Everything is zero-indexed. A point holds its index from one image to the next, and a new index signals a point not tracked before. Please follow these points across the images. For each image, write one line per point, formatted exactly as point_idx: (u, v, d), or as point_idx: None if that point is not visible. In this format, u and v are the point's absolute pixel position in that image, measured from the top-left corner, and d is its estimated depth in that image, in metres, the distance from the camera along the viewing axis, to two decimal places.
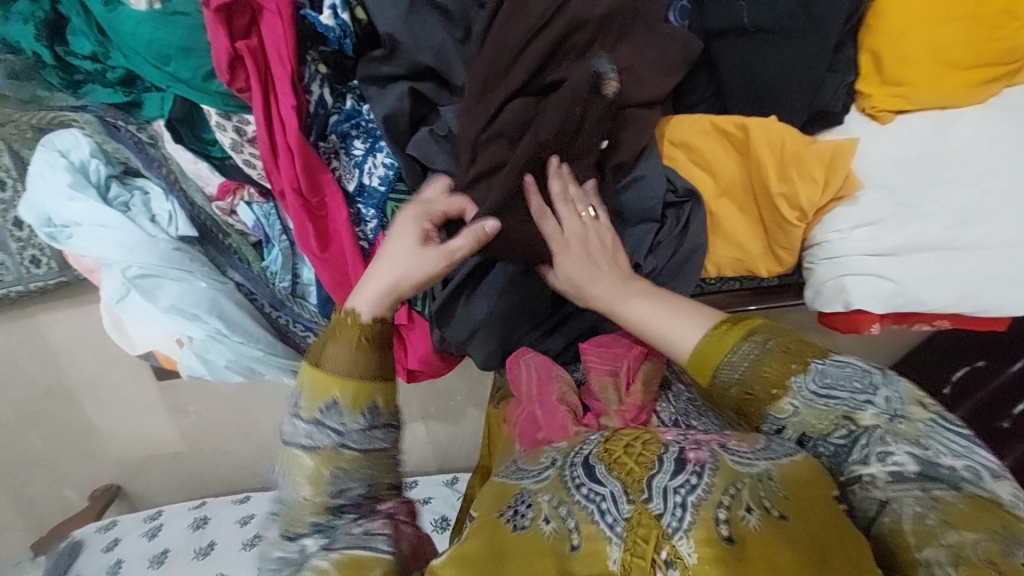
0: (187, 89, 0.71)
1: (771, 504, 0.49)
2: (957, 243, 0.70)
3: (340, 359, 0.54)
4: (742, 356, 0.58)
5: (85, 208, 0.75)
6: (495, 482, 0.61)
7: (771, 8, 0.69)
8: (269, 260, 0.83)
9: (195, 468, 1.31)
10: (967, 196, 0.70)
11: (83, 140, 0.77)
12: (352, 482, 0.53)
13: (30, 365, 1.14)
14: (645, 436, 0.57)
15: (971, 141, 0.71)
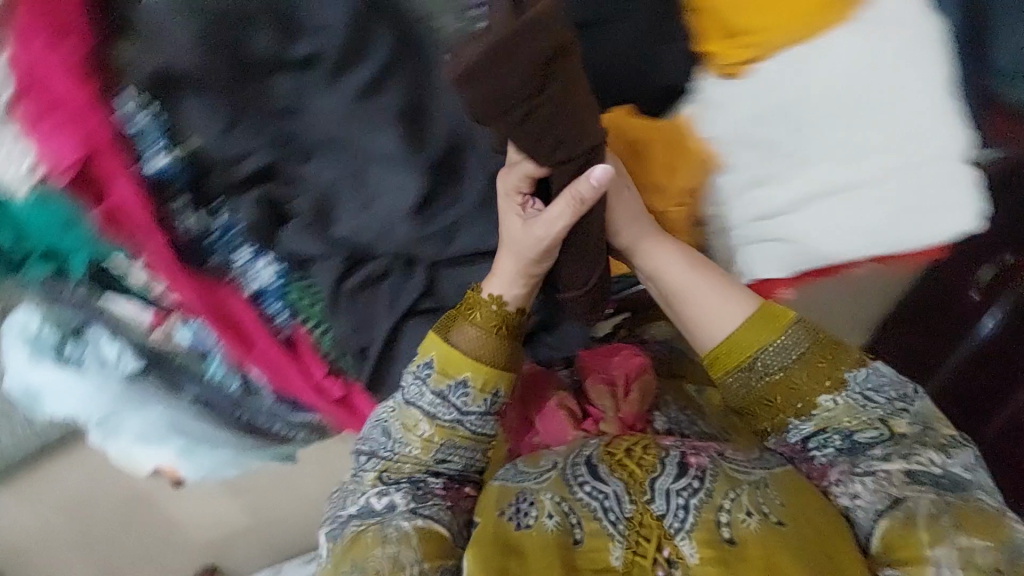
0: (85, 257, 0.70)
1: (769, 512, 0.50)
2: (847, 182, 0.69)
3: (469, 339, 0.60)
4: (783, 350, 0.56)
5: (46, 377, 0.79)
6: (492, 485, 0.57)
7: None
8: (213, 369, 0.80)
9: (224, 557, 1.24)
10: (831, 138, 0.69)
11: (34, 315, 0.77)
12: (456, 458, 0.61)
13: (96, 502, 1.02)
14: (645, 441, 0.56)
15: (845, 71, 0.67)
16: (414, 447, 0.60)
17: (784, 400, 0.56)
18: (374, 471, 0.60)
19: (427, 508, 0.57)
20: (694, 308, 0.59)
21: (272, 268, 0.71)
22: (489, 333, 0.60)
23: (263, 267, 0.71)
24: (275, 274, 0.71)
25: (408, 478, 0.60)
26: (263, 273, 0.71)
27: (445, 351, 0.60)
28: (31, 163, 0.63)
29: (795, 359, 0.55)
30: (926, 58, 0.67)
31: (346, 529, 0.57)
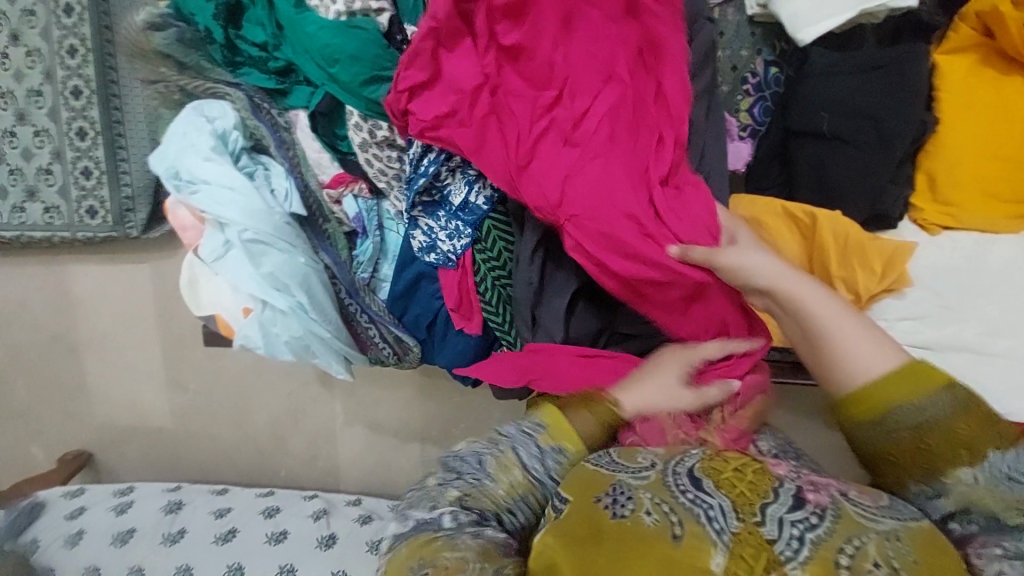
0: (339, 89, 0.80)
1: (901, 566, 0.50)
2: (990, 348, 0.78)
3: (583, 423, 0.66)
4: (941, 404, 0.59)
5: (218, 170, 0.81)
6: (584, 467, 0.60)
7: (856, 56, 0.80)
8: (359, 250, 0.91)
9: (89, 413, 1.60)
10: (998, 307, 0.79)
11: (230, 112, 0.83)
12: (523, 517, 0.60)
13: (263, 443, 1.60)
14: (752, 464, 0.59)
15: (1006, 262, 0.79)
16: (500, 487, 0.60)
17: (918, 454, 0.59)
18: (457, 489, 0.59)
19: (490, 533, 0.56)
20: (848, 342, 0.64)
21: (492, 187, 0.86)
22: (599, 424, 0.66)
23: (487, 184, 0.85)
24: (491, 194, 0.86)
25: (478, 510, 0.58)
26: (483, 189, 0.86)
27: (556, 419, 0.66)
28: None
29: (935, 421, 0.59)
30: None
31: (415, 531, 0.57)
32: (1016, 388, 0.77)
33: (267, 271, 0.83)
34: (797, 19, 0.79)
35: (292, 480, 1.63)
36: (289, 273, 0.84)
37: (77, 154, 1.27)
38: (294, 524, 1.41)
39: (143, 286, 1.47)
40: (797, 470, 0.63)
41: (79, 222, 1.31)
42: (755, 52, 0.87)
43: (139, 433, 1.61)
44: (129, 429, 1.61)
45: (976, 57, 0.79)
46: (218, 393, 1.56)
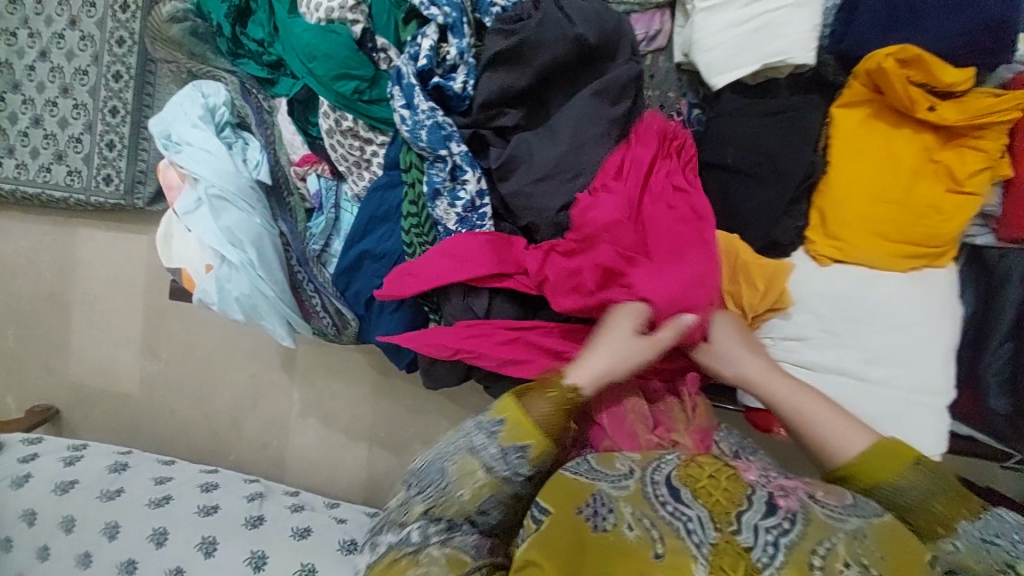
0: (315, 83, 0.93)
1: (869, 563, 0.58)
2: (869, 375, 0.84)
3: (540, 412, 0.72)
4: (918, 485, 0.65)
5: (200, 135, 0.95)
6: (567, 475, 0.68)
7: (761, 103, 0.91)
8: (313, 224, 1.02)
9: (65, 370, 1.70)
10: (881, 338, 0.84)
11: (223, 92, 0.99)
12: (491, 512, 0.71)
13: (219, 422, 1.66)
14: (726, 471, 0.67)
15: (891, 298, 0.85)
16: (464, 491, 0.70)
17: (923, 523, 0.65)
18: (424, 503, 0.70)
19: (457, 543, 0.68)
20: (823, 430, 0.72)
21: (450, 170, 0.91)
22: (556, 410, 0.72)
23: (441, 169, 0.91)
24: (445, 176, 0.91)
25: (447, 519, 0.69)
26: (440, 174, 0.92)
27: (517, 421, 0.71)
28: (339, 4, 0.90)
29: (912, 499, 0.65)
30: (918, 312, 0.85)
31: (388, 546, 0.68)
32: (886, 415, 0.83)
33: (224, 224, 0.94)
34: (711, 66, 0.91)
35: (241, 463, 1.67)
36: (245, 230, 0.96)
37: (107, 128, 1.45)
38: (229, 501, 1.44)
39: (139, 255, 1.60)
40: (768, 473, 0.70)
41: (95, 188, 1.47)
42: (680, 95, 0.99)
43: (106, 395, 1.69)
44: (97, 391, 1.69)
45: (869, 111, 0.88)
46: (186, 365, 1.65)
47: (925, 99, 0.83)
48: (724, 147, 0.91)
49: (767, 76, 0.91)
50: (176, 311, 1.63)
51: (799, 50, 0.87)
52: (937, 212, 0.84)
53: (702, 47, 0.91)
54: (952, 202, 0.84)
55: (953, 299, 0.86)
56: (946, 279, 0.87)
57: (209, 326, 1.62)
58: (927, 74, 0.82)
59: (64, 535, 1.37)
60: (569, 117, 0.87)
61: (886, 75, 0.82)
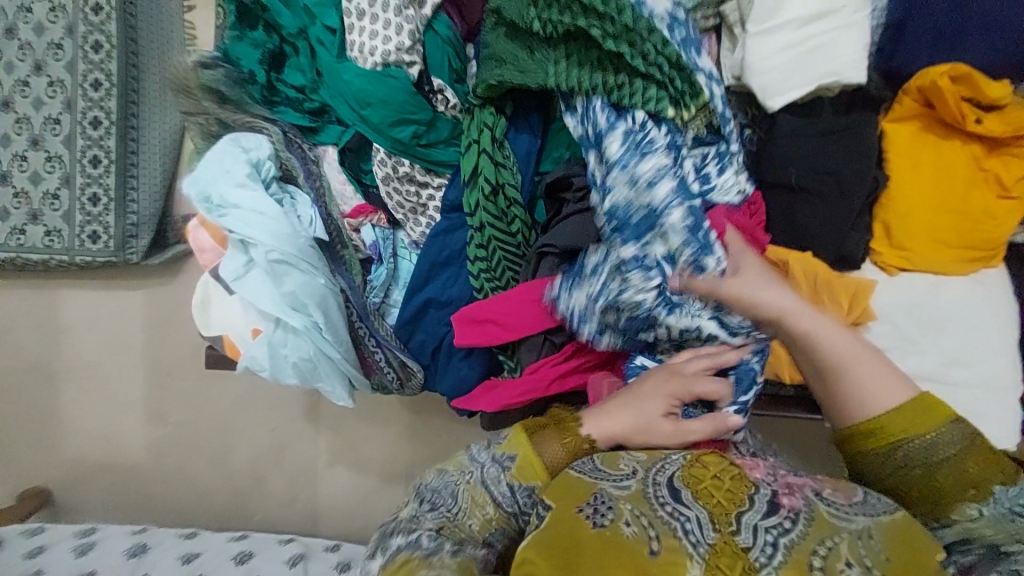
0: (368, 129, 0.89)
1: (871, 563, 0.60)
2: (948, 377, 0.88)
3: (551, 452, 0.74)
4: (947, 440, 0.69)
5: (250, 195, 0.87)
6: (572, 476, 0.70)
7: (818, 123, 0.93)
8: (374, 276, 0.97)
9: (57, 447, 1.53)
10: (954, 340, 0.89)
11: (266, 145, 0.90)
12: (496, 535, 0.72)
13: (239, 483, 1.54)
14: (732, 472, 0.68)
15: (957, 301, 0.90)
16: (473, 521, 0.71)
17: (946, 482, 0.68)
18: (435, 522, 0.70)
19: (467, 550, 0.69)
20: (855, 376, 0.72)
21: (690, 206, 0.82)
22: (568, 454, 0.74)
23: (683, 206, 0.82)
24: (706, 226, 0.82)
25: (455, 540, 0.69)
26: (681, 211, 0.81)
27: (529, 461, 0.73)
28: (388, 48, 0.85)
29: (940, 458, 0.69)
30: (983, 313, 0.90)
31: (400, 552, 0.68)
32: (968, 412, 0.88)
33: (286, 289, 0.88)
34: (766, 89, 0.92)
35: (269, 523, 1.56)
36: (309, 293, 0.89)
37: (87, 181, 1.30)
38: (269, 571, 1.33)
39: (134, 313, 1.46)
40: (773, 470, 0.72)
41: (80, 246, 1.33)
42: (731, 116, 1.00)
43: (106, 468, 1.54)
44: (96, 465, 1.54)
45: (919, 125, 0.92)
46: (199, 426, 1.51)
47: (972, 113, 0.87)
48: (786, 168, 0.93)
49: (817, 94, 0.93)
50: (182, 370, 1.49)
51: (853, 71, 0.89)
52: (992, 217, 0.89)
53: (757, 70, 0.92)
54: (1002, 209, 0.89)
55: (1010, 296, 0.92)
56: (1000, 279, 0.92)
57: (220, 384, 1.49)
58: (975, 90, 0.86)
59: None
60: None
61: (940, 92, 0.86)
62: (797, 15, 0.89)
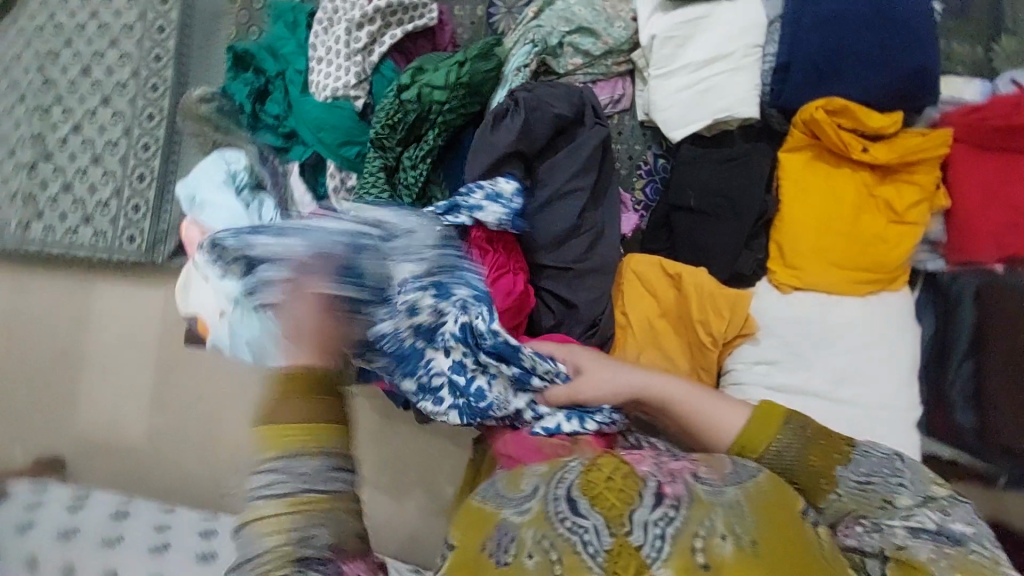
0: (324, 149, 1.07)
1: (743, 532, 0.63)
2: (837, 394, 0.89)
3: (292, 411, 0.65)
4: (786, 443, 0.72)
5: (222, 196, 1.08)
6: (476, 506, 0.72)
7: (717, 151, 1.02)
8: None
9: (75, 421, 1.75)
10: (846, 360, 0.90)
11: (243, 158, 1.12)
12: (318, 533, 0.62)
13: (218, 471, 1.66)
14: (622, 467, 0.67)
15: (852, 321, 0.92)
16: (269, 542, 0.61)
17: (814, 471, 0.71)
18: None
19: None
20: (697, 409, 0.79)
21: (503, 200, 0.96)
22: (308, 396, 0.66)
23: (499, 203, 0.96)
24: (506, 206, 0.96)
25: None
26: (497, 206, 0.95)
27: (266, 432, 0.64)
28: (341, 84, 1.05)
29: (795, 459, 0.71)
30: (880, 334, 0.91)
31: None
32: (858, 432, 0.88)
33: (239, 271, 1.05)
34: (669, 122, 1.03)
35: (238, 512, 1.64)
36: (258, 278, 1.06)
37: (133, 193, 1.58)
38: None
39: (154, 308, 1.70)
40: (660, 458, 0.72)
41: (119, 246, 1.60)
42: (647, 147, 1.09)
43: (113, 445, 1.73)
44: (105, 441, 1.73)
45: (812, 154, 0.97)
46: (190, 414, 1.68)
47: (857, 142, 0.93)
48: (686, 191, 1.01)
49: (720, 129, 1.02)
50: (184, 360, 1.68)
51: (745, 107, 0.99)
52: (884, 239, 0.92)
53: (659, 108, 1.03)
54: (894, 232, 0.93)
55: (911, 321, 0.93)
56: (903, 304, 0.94)
57: (216, 377, 1.66)
58: (855, 121, 0.93)
59: None
60: (552, 170, 1.01)
61: (820, 124, 0.93)
62: (692, 61, 1.00)
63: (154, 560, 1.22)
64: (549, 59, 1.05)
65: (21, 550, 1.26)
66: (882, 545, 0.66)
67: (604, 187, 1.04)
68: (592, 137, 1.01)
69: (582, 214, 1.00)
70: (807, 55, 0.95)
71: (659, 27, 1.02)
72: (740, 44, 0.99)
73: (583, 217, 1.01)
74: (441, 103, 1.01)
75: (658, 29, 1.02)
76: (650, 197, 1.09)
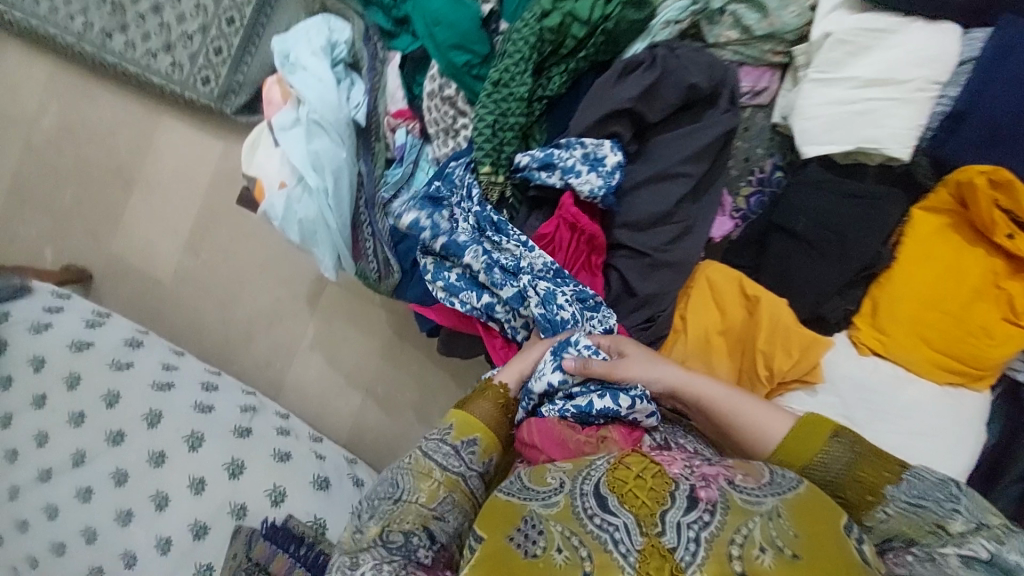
0: (432, 46, 0.98)
1: (784, 545, 0.59)
2: None
3: (482, 408, 0.82)
4: (835, 457, 0.71)
5: (318, 63, 1.01)
6: (498, 499, 0.68)
7: (846, 182, 0.92)
8: (391, 173, 1.06)
9: (108, 242, 1.77)
10: (901, 442, 0.85)
11: (348, 31, 1.05)
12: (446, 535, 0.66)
13: (232, 333, 1.69)
14: (652, 466, 0.66)
15: (922, 406, 0.87)
16: (421, 494, 0.75)
17: (858, 494, 0.69)
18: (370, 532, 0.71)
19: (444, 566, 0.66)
20: (740, 409, 0.78)
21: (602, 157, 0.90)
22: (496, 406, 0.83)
23: (597, 162, 0.90)
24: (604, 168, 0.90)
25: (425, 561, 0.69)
26: (594, 165, 0.90)
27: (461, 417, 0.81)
28: None
29: (839, 474, 0.70)
30: (944, 428, 0.86)
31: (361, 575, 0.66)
32: None
33: (315, 147, 1.01)
34: (804, 134, 0.91)
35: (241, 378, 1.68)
36: (330, 160, 1.02)
37: (218, 34, 1.51)
38: None
39: (209, 157, 1.67)
40: (691, 462, 0.70)
41: (192, 84, 1.55)
42: (768, 154, 0.99)
43: (138, 276, 1.75)
44: (132, 270, 1.76)
45: (948, 221, 0.88)
46: (218, 271, 1.69)
47: (1006, 226, 0.83)
48: (797, 214, 0.92)
49: (856, 159, 0.92)
50: (225, 217, 1.67)
51: (898, 145, 0.87)
52: (989, 335, 0.85)
53: (801, 114, 0.92)
54: (1002, 331, 0.84)
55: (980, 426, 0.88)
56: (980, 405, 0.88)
57: (252, 245, 1.66)
58: (1014, 201, 0.81)
59: (33, 411, 1.25)
60: (665, 150, 0.93)
61: (974, 190, 0.83)
62: (859, 76, 0.89)
63: (155, 396, 1.26)
64: (703, 23, 0.94)
65: (34, 348, 1.30)
66: (935, 575, 0.62)
67: (712, 182, 0.95)
68: (719, 124, 0.91)
69: (682, 205, 0.93)
70: (988, 108, 0.84)
71: (837, 26, 0.89)
72: (920, 73, 0.86)
73: (680, 208, 0.94)
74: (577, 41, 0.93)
75: (836, 27, 0.90)
76: (751, 207, 1.00)
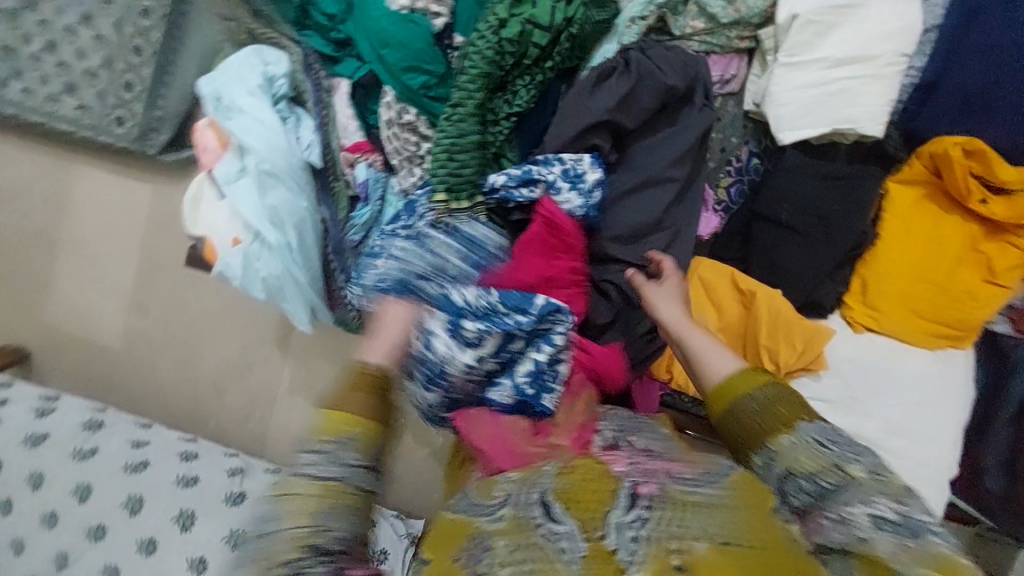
0: (383, 70, 0.90)
1: (724, 536, 0.54)
2: (887, 444, 0.88)
3: (356, 402, 0.63)
4: (763, 397, 0.62)
5: (256, 103, 0.92)
6: (449, 517, 0.60)
7: (825, 165, 0.91)
8: (357, 215, 0.95)
9: (41, 311, 1.59)
10: (904, 413, 0.89)
11: (284, 62, 0.95)
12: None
13: (202, 388, 1.57)
14: (598, 467, 0.60)
15: (918, 375, 0.90)
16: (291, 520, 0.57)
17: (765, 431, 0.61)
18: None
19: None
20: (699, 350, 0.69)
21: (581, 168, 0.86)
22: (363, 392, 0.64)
23: (576, 173, 0.86)
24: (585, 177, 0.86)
25: None
26: (573, 176, 0.86)
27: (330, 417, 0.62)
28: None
29: (752, 410, 0.62)
30: (940, 392, 0.90)
31: None
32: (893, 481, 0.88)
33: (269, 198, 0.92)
34: (780, 120, 0.90)
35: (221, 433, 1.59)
36: (289, 209, 0.93)
37: (125, 67, 1.33)
38: None
39: (140, 203, 1.50)
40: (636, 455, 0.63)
41: (105, 127, 1.38)
42: (743, 142, 0.98)
43: (84, 344, 1.59)
44: (76, 337, 1.59)
45: (923, 192, 0.90)
46: (173, 325, 1.55)
47: (979, 192, 0.85)
48: (782, 203, 0.92)
49: (831, 139, 0.91)
50: (170, 267, 1.53)
51: (873, 122, 0.87)
52: (972, 298, 0.88)
53: (775, 101, 0.90)
54: (982, 294, 0.88)
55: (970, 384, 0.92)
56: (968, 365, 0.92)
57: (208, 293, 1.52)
58: (986, 169, 0.84)
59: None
60: (645, 156, 0.90)
61: (949, 162, 0.84)
62: (828, 56, 0.87)
63: (134, 479, 1.16)
64: (667, 15, 0.90)
65: None
66: (845, 540, 0.54)
67: (694, 181, 0.93)
68: (695, 124, 0.89)
69: (669, 210, 0.90)
70: (952, 80, 0.85)
71: (804, 6, 0.87)
72: (887, 49, 0.86)
73: (668, 213, 0.91)
74: (541, 49, 0.86)
75: (803, 6, 0.87)
76: (733, 198, 0.99)
